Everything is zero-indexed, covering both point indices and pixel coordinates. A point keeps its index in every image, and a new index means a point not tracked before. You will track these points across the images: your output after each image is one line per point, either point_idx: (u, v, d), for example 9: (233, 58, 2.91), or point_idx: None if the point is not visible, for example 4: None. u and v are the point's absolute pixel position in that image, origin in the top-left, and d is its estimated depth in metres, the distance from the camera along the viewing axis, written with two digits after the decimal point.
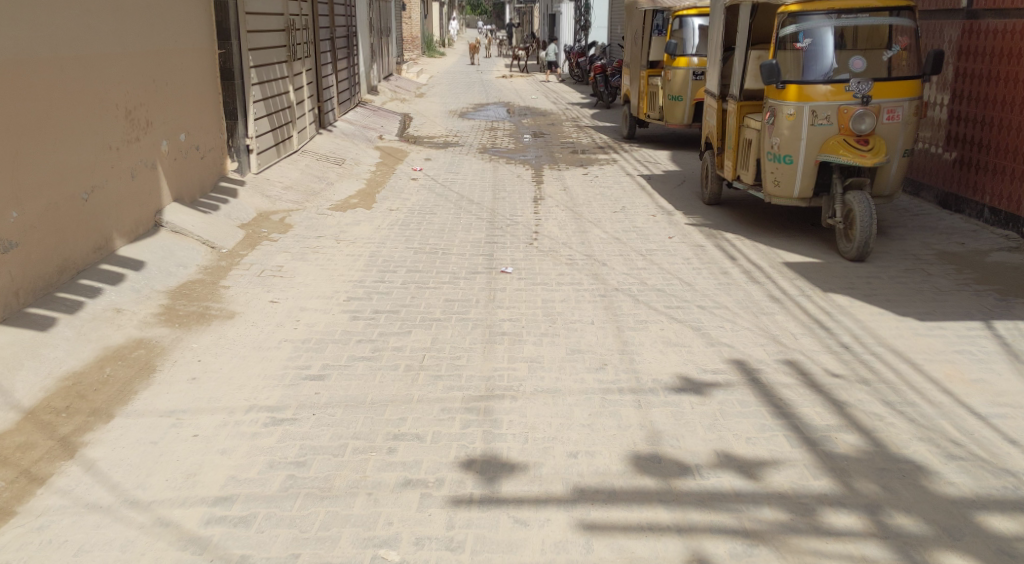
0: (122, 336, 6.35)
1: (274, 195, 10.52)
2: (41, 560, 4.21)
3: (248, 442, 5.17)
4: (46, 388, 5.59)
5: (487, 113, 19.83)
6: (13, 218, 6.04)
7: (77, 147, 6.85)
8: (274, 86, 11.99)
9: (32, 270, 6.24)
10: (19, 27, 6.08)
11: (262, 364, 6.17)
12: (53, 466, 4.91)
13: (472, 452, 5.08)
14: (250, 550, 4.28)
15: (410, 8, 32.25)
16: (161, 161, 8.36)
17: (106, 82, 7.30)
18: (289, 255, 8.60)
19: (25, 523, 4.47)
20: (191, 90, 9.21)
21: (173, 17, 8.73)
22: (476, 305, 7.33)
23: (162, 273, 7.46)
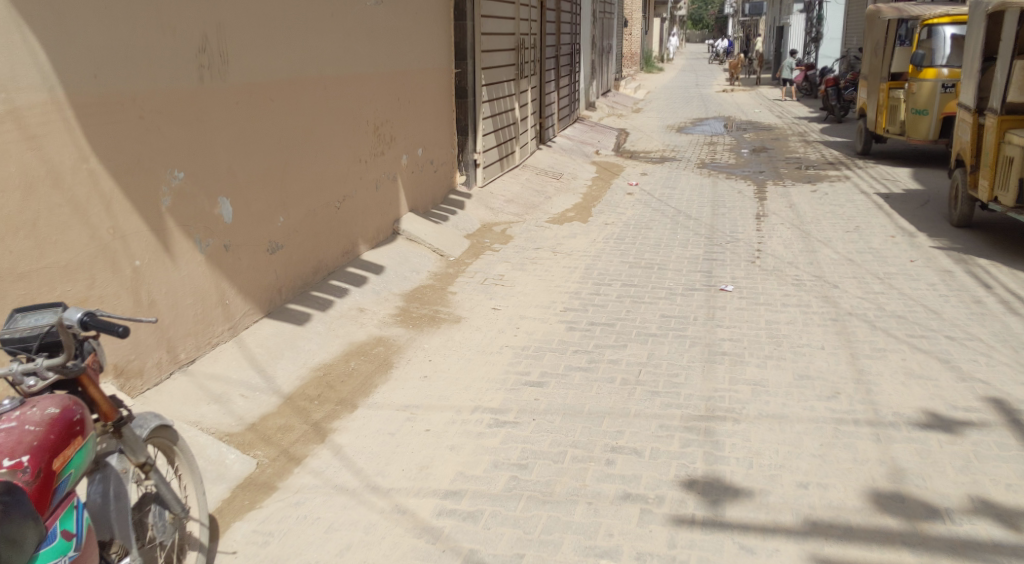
0: (364, 332, 6.73)
1: (497, 207, 10.85)
2: (298, 533, 4.51)
3: (475, 440, 5.32)
4: (302, 376, 6.01)
5: (706, 128, 19.52)
6: (280, 222, 6.55)
7: (334, 160, 7.35)
8: (502, 103, 12.32)
9: (292, 270, 6.74)
10: (293, 47, 6.63)
11: (486, 367, 6.33)
12: (308, 447, 5.26)
13: (693, 472, 4.98)
14: (478, 545, 4.39)
15: (632, 24, 32.37)
16: (401, 174, 8.82)
17: (361, 99, 7.79)
18: (510, 265, 8.80)
19: (284, 498, 4.80)
20: (431, 107, 9.66)
21: (419, 38, 9.19)
22: (694, 322, 7.20)
23: (398, 277, 7.85)
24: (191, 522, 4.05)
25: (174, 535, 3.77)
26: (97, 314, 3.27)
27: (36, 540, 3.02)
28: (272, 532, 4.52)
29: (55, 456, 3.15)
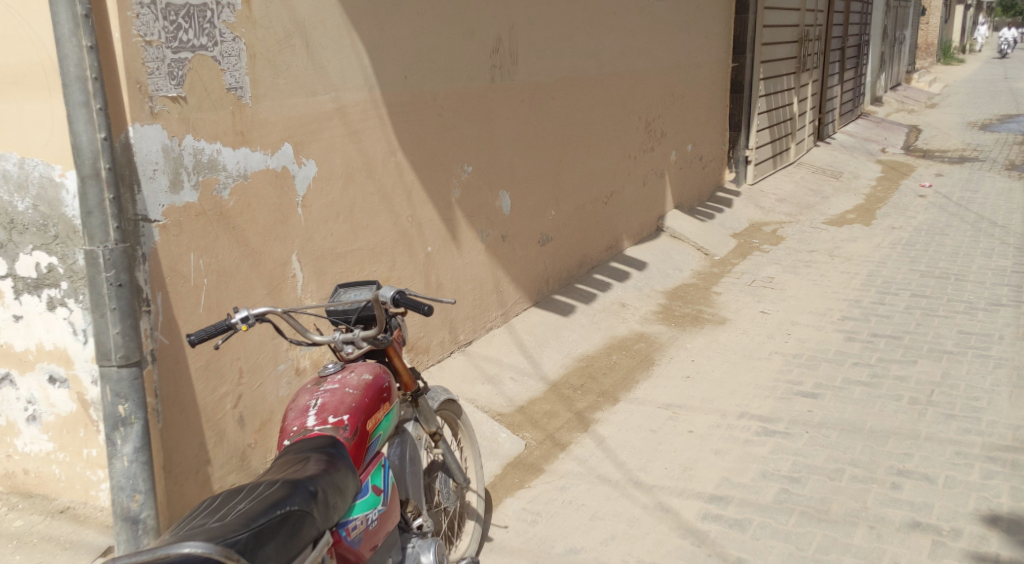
0: (626, 328, 6.76)
1: (769, 206, 10.47)
2: (563, 517, 4.58)
3: (742, 447, 5.15)
4: (566, 365, 6.12)
5: (1013, 126, 17.68)
6: (552, 215, 6.71)
7: (607, 155, 7.41)
8: (780, 98, 11.85)
9: (559, 262, 6.90)
10: (576, 44, 6.74)
11: (753, 372, 6.11)
12: (572, 435, 5.34)
13: (996, 507, 4.52)
14: (746, 554, 4.24)
15: (929, 12, 29.99)
16: (669, 170, 8.76)
17: (636, 95, 7.80)
18: (781, 267, 8.45)
19: (550, 480, 4.90)
20: (705, 103, 9.49)
21: (699, 33, 9.04)
22: (999, 342, 6.53)
23: (661, 275, 7.83)
24: (469, 492, 4.19)
25: (455, 501, 3.94)
26: (407, 292, 3.32)
27: (355, 491, 3.00)
28: (537, 513, 4.62)
29: (370, 418, 3.22)
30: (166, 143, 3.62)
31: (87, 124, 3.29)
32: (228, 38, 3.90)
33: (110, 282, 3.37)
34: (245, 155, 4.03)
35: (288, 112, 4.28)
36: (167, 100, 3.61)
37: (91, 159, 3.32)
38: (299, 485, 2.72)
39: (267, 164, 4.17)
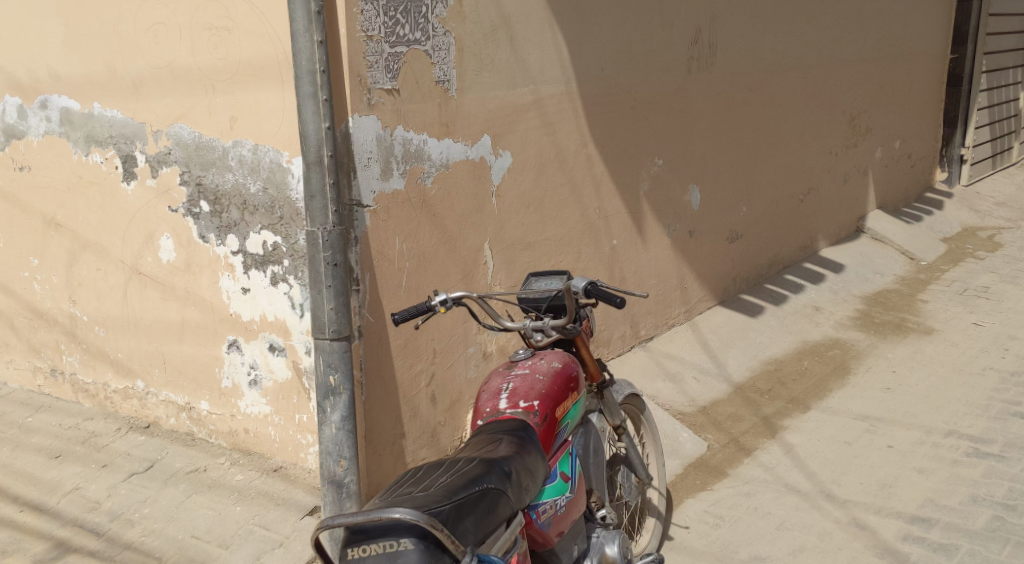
0: (819, 333, 6.52)
1: (985, 210, 9.77)
2: (747, 523, 4.48)
3: (949, 468, 4.87)
4: (753, 368, 5.97)
5: None
6: (743, 212, 6.59)
7: (806, 151, 7.19)
8: (1004, 93, 11.01)
9: (749, 260, 6.77)
10: (779, 36, 6.55)
11: (963, 389, 5.74)
12: (758, 441, 5.21)
13: None
14: None
15: None
16: (873, 168, 8.38)
17: (841, 89, 7.50)
18: (998, 276, 7.87)
19: (734, 485, 4.80)
20: (917, 98, 8.98)
21: (914, 24, 8.56)
22: None
23: (859, 279, 7.51)
24: (650, 489, 4.17)
25: (637, 496, 3.93)
26: (598, 284, 3.39)
27: (544, 475, 3.09)
28: (720, 516, 4.54)
29: (559, 406, 3.30)
30: (380, 133, 3.82)
31: (314, 114, 3.55)
32: (439, 32, 4.06)
33: (327, 261, 3.64)
34: (448, 145, 4.17)
35: (488, 104, 4.40)
36: (383, 92, 3.81)
37: (316, 147, 3.58)
38: (494, 465, 2.82)
39: (467, 155, 4.30)
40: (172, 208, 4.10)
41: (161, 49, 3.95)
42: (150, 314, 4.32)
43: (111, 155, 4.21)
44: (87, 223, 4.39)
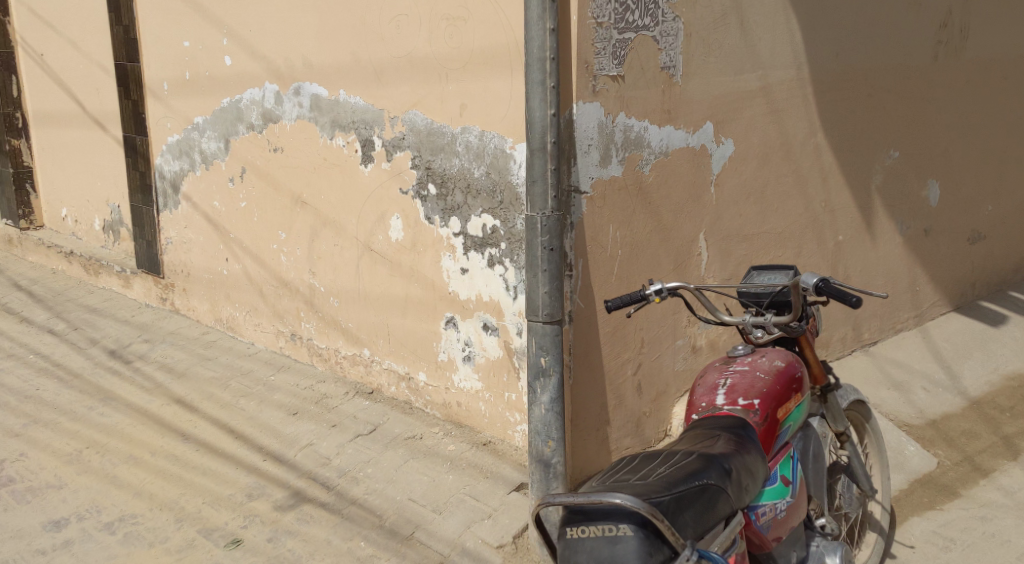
0: None
1: None
2: (983, 551, 4.12)
3: None
4: (993, 382, 5.48)
5: None
6: (988, 210, 6.14)
7: None
8: None
9: (992, 262, 6.32)
10: None
11: None
12: (997, 462, 4.77)
13: None
14: None
15: None
16: None
17: None
18: None
19: (968, 507, 4.42)
20: None
21: None
22: None
23: None
24: (873, 503, 3.96)
25: (859, 509, 3.65)
26: (831, 282, 3.17)
27: (764, 477, 2.98)
28: (951, 540, 4.21)
29: (781, 406, 3.18)
30: (602, 120, 3.80)
31: (541, 102, 3.59)
32: (668, 18, 3.96)
33: (544, 245, 3.66)
34: (668, 132, 4.08)
35: (713, 90, 4.25)
36: (608, 78, 3.78)
37: (541, 133, 3.61)
38: (714, 460, 2.75)
39: (687, 142, 4.19)
40: (403, 189, 4.39)
41: (404, 39, 4.22)
42: (378, 288, 4.60)
43: (352, 139, 4.55)
44: (329, 201, 4.75)
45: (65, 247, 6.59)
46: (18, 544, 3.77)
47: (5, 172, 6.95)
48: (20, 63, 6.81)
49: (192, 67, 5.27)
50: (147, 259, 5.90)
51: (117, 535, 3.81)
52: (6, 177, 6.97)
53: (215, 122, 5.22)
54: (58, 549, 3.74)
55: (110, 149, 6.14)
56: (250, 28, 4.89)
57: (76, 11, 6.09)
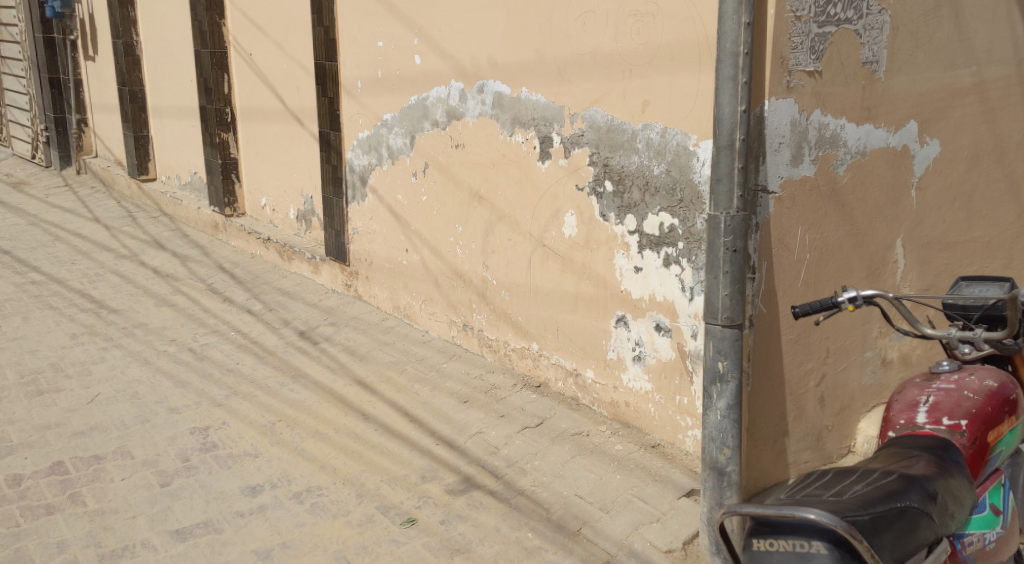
0: None
1: None
2: None
3: None
4: None
5: None
6: None
7: None
8: None
9: None
10: None
11: None
12: None
13: None
14: None
15: None
16: None
17: None
18: None
19: None
20: None
21: None
22: None
23: None
24: None
25: None
26: None
27: (971, 506, 2.75)
28: None
29: (991, 429, 2.94)
30: (796, 117, 3.60)
31: (732, 97, 3.39)
32: (874, 10, 3.77)
33: (727, 246, 3.45)
34: (867, 131, 3.87)
35: (919, 87, 4.01)
36: (805, 74, 3.58)
37: (729, 130, 3.41)
38: (916, 482, 2.57)
39: (887, 143, 3.96)
40: (579, 186, 4.36)
41: (588, 36, 4.20)
42: (549, 283, 4.58)
43: (532, 136, 4.57)
44: (506, 198, 4.78)
45: (262, 233, 6.95)
46: (220, 504, 3.92)
47: (214, 162, 7.38)
48: (230, 60, 7.15)
49: (384, 67, 5.44)
50: (335, 248, 6.12)
51: (306, 504, 3.92)
52: (214, 166, 7.40)
53: (403, 119, 5.38)
54: (254, 513, 3.86)
55: (306, 144, 6.43)
56: (441, 27, 5.01)
57: (281, 13, 6.37)
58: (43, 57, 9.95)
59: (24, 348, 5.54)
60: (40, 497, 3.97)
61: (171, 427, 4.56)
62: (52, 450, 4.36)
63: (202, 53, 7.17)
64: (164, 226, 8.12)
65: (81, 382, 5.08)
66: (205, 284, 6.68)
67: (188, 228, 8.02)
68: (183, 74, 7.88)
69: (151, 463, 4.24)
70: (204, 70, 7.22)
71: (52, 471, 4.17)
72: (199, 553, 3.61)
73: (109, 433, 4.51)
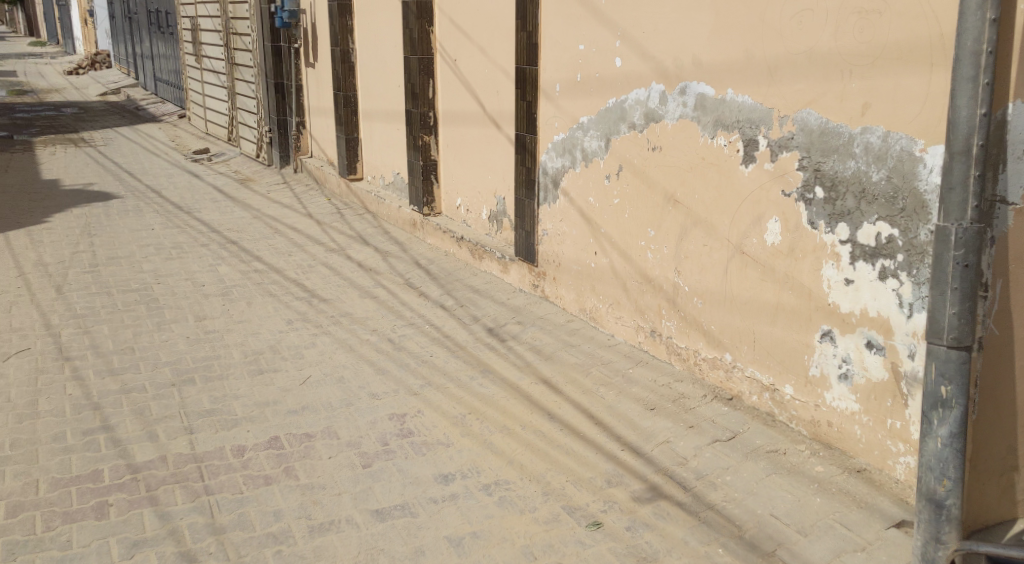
0: None
1: None
2: None
3: None
4: None
5: None
6: None
7: None
8: None
9: None
10: None
11: None
12: None
13: None
14: None
15: None
16: None
17: None
18: None
19: None
20: None
21: None
22: None
23: None
24: None
25: None
26: None
27: None
28: None
29: None
30: None
31: (971, 99, 3.11)
32: None
33: (957, 261, 3.17)
34: None
35: None
36: None
37: (966, 133, 3.12)
38: None
39: None
40: (785, 191, 4.15)
41: (804, 35, 4.00)
42: (747, 293, 4.38)
43: (735, 139, 4.39)
44: (703, 201, 4.61)
45: (456, 232, 7.07)
46: (416, 489, 4.13)
47: (415, 164, 7.55)
48: (437, 66, 7.29)
49: (584, 70, 5.40)
50: (525, 248, 6.13)
51: (494, 497, 4.08)
52: (415, 169, 7.57)
53: (599, 121, 5.32)
54: (446, 500, 4.05)
55: (503, 147, 6.48)
56: (644, 28, 4.90)
57: (488, 18, 6.44)
58: (270, 65, 10.57)
59: (247, 329, 5.89)
60: (260, 467, 4.27)
61: (373, 412, 4.82)
62: (270, 425, 4.65)
63: (411, 59, 7.36)
64: (367, 222, 8.44)
65: (295, 364, 5.39)
66: (402, 278, 6.89)
67: (388, 225, 8.26)
68: (390, 78, 8.17)
69: (354, 444, 4.50)
70: (411, 75, 7.40)
71: (269, 445, 4.47)
72: (397, 534, 3.82)
73: (318, 413, 4.79)
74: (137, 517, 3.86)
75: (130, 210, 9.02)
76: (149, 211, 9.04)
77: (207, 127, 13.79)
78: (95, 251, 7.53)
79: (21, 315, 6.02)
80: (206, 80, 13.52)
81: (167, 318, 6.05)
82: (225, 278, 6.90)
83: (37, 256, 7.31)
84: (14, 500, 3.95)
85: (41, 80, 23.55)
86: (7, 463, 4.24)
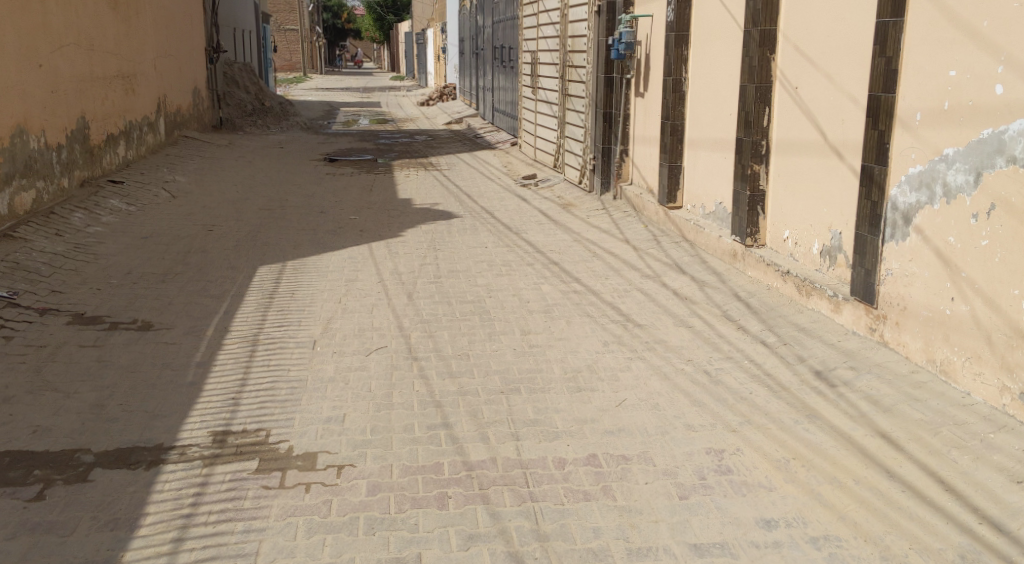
0: None
1: None
2: None
3: None
4: None
5: None
6: None
7: None
8: None
9: None
10: None
11: None
12: None
13: None
14: None
15: None
16: None
17: None
18: None
19: None
20: None
21: None
22: None
23: None
24: None
25: None
26: None
27: None
28: None
29: None
30: None
31: None
32: None
33: None
34: None
35: None
36: None
37: None
38: None
39: None
40: None
41: None
42: None
43: None
44: None
45: (782, 266, 6.71)
46: (736, 529, 3.88)
47: (742, 194, 7.29)
48: (774, 94, 6.99)
49: (954, 97, 4.88)
50: (863, 288, 5.66)
51: (824, 552, 3.73)
52: (742, 198, 7.32)
53: (969, 153, 4.77)
54: (770, 547, 3.76)
55: (846, 180, 6.04)
56: None
57: (840, 43, 6.05)
58: (602, 95, 10.76)
59: (567, 346, 5.92)
60: (579, 482, 4.23)
61: (689, 443, 4.61)
62: (589, 442, 4.61)
63: (748, 87, 7.17)
64: (684, 251, 8.27)
65: (610, 386, 5.31)
66: (720, 310, 6.63)
67: (706, 255, 8.05)
68: (721, 106, 7.99)
69: (670, 473, 4.32)
70: (747, 103, 7.19)
71: (588, 461, 4.42)
72: None
73: (634, 437, 4.67)
74: (472, 511, 3.96)
75: (468, 228, 9.51)
76: (485, 230, 9.47)
77: (535, 155, 14.35)
78: (439, 263, 7.96)
79: (382, 316, 6.45)
80: (540, 110, 14.08)
81: (498, 329, 6.23)
82: (549, 297, 7.01)
83: (392, 264, 7.89)
84: (373, 479, 4.19)
85: (399, 110, 25.90)
86: (368, 445, 4.50)
